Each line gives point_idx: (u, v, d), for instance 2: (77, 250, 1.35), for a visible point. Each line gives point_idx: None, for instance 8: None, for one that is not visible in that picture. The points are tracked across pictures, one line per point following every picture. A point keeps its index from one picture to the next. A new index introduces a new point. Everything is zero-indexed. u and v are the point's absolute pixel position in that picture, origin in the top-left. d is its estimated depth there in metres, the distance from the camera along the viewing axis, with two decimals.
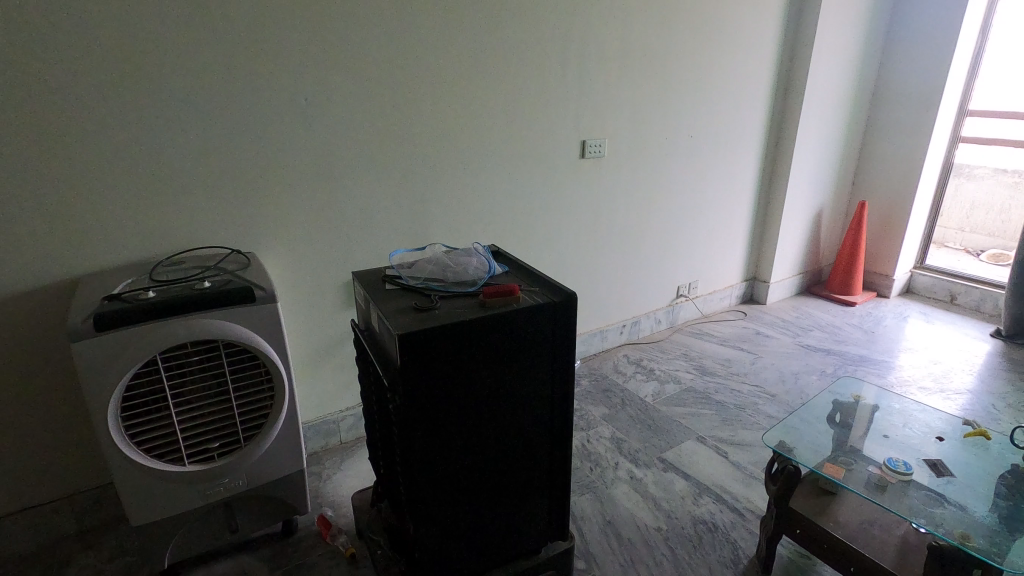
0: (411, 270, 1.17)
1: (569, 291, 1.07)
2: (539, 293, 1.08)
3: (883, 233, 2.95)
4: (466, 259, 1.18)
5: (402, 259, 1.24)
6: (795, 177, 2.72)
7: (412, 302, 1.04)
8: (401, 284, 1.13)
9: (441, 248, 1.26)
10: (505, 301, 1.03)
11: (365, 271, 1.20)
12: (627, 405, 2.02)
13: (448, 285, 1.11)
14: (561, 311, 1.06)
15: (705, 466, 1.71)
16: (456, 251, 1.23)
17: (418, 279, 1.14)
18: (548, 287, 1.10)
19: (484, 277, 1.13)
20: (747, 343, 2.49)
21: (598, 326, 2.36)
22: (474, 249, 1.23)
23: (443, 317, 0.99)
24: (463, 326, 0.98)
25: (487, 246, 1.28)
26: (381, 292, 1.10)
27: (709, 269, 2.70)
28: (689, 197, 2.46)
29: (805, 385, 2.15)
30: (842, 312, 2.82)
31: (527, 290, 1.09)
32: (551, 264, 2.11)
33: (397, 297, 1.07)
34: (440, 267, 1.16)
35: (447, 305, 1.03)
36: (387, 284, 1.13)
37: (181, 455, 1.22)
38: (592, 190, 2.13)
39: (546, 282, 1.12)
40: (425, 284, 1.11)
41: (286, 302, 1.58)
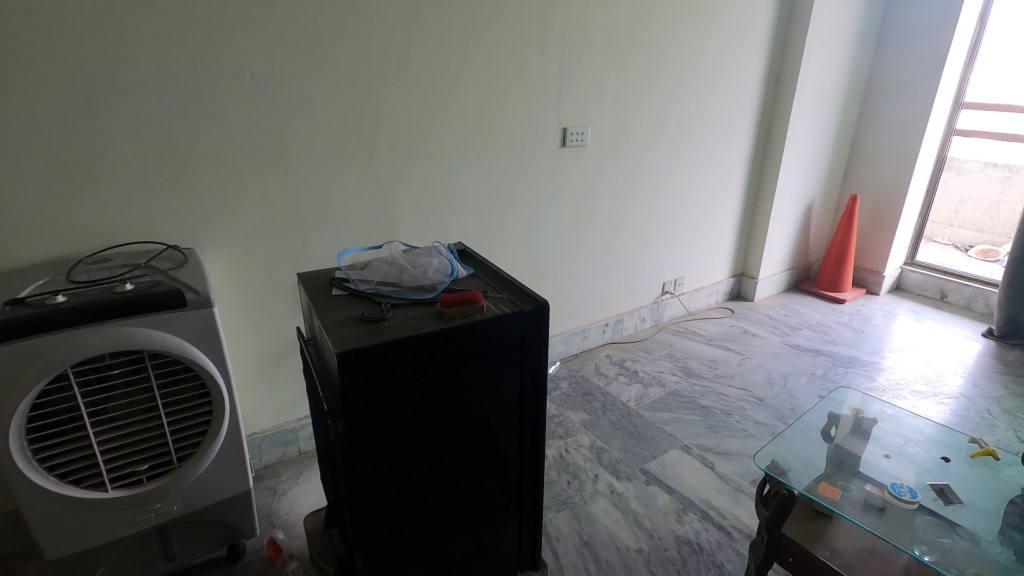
0: (364, 273, 1.03)
1: (540, 298, 0.94)
2: (506, 300, 0.95)
3: (874, 230, 2.86)
4: (427, 260, 1.04)
5: (355, 258, 1.10)
6: (786, 170, 2.61)
7: (359, 312, 0.90)
8: (350, 289, 0.99)
9: (399, 247, 1.12)
10: (467, 310, 0.90)
11: (310, 273, 1.06)
12: (608, 410, 1.91)
13: (403, 291, 0.97)
14: (531, 320, 0.93)
15: (689, 479, 1.60)
16: (416, 251, 1.09)
17: (370, 283, 1.00)
18: (517, 292, 0.97)
19: (445, 282, 1.00)
20: (733, 343, 2.39)
21: (579, 324, 2.25)
22: (436, 248, 1.10)
23: (393, 330, 0.85)
24: (416, 341, 0.84)
25: (452, 245, 1.15)
26: (326, 299, 0.96)
27: (695, 265, 2.59)
28: (676, 189, 2.34)
29: (794, 389, 2.05)
30: (831, 310, 2.73)
31: (493, 297, 0.96)
32: (529, 260, 1.99)
33: (344, 306, 0.93)
34: (397, 269, 1.02)
35: (399, 316, 0.89)
36: (334, 291, 0.99)
37: (103, 480, 1.07)
38: (574, 181, 2.00)
39: (516, 287, 0.99)
40: (377, 289, 0.98)
41: (234, 303, 1.44)
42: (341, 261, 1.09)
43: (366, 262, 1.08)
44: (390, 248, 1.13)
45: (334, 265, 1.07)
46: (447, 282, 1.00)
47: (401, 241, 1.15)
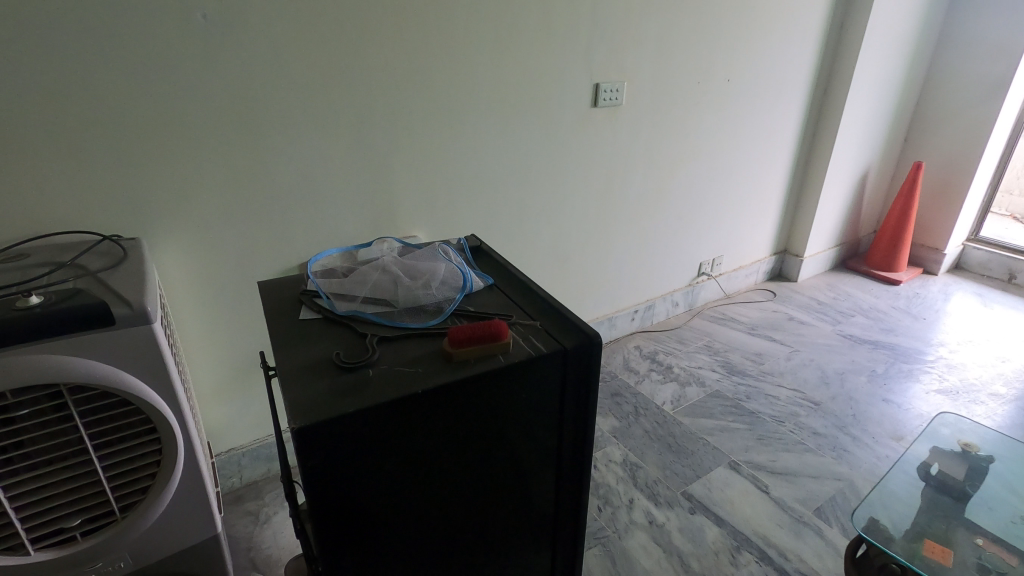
0: (344, 284, 0.76)
1: (587, 328, 0.66)
2: (541, 331, 0.68)
3: (937, 202, 2.54)
4: (431, 268, 0.77)
5: (334, 263, 0.83)
6: (844, 134, 2.27)
7: (333, 354, 0.63)
8: (323, 313, 0.71)
9: (396, 246, 0.85)
10: (486, 351, 0.62)
11: (272, 286, 0.78)
12: (641, 415, 1.67)
13: (397, 317, 0.70)
14: (575, 361, 0.65)
15: (741, 505, 1.36)
16: (416, 254, 0.82)
17: (352, 301, 0.73)
18: (554, 318, 0.70)
19: (455, 303, 0.72)
20: (779, 333, 2.12)
21: (606, 312, 1.99)
22: (442, 251, 0.82)
23: (380, 385, 0.58)
24: (412, 402, 0.57)
25: (465, 246, 0.88)
26: (288, 329, 0.69)
27: (736, 242, 2.30)
28: (720, 157, 2.02)
29: (854, 390, 1.79)
30: (886, 293, 2.43)
31: (521, 325, 0.69)
32: (551, 241, 1.71)
33: (312, 343, 0.66)
34: (390, 281, 0.75)
35: (388, 361, 0.62)
36: (302, 314, 0.72)
37: (23, 541, 0.85)
38: (604, 149, 1.69)
39: (553, 310, 0.71)
40: (361, 313, 0.70)
41: (198, 302, 1.18)
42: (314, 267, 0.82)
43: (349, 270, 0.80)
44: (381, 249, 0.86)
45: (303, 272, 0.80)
46: (457, 302, 0.72)
47: (397, 239, 0.88)
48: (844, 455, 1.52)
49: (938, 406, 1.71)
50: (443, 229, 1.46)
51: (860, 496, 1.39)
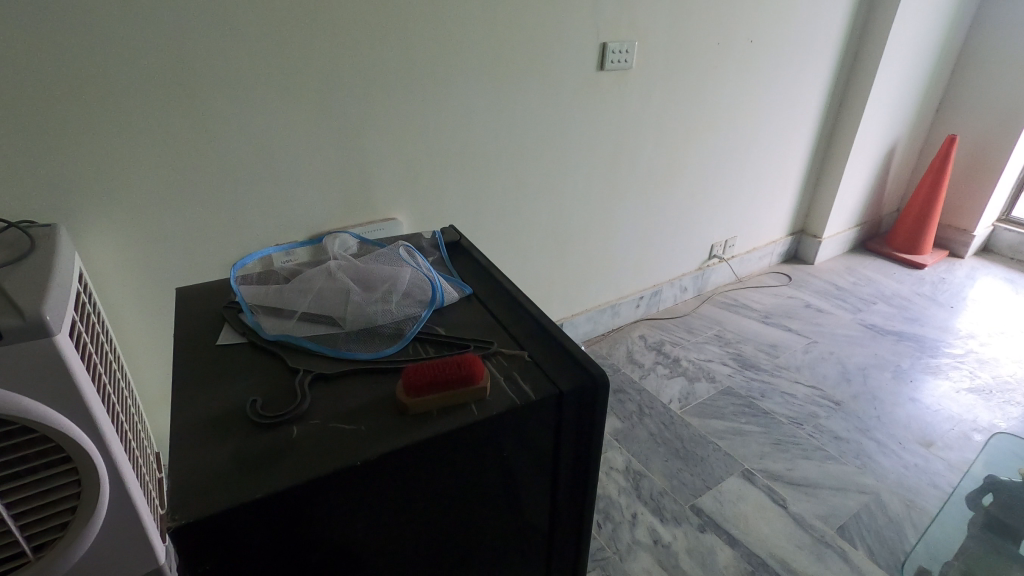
0: (279, 297, 0.60)
1: (588, 365, 0.50)
2: (528, 366, 0.52)
3: (969, 179, 2.34)
4: (390, 276, 0.60)
5: (274, 267, 0.67)
6: (873, 104, 2.06)
7: (249, 401, 0.47)
8: (247, 338, 0.55)
9: (348, 242, 0.69)
10: (456, 397, 0.46)
11: (193, 296, 0.62)
12: (646, 415, 1.53)
13: (341, 344, 0.54)
14: (573, 409, 0.50)
15: (756, 523, 1.23)
16: (374, 257, 0.65)
17: (286, 321, 0.57)
18: (546, 347, 0.54)
19: (417, 326, 0.56)
20: (795, 321, 1.96)
21: (609, 299, 1.83)
22: (407, 252, 0.66)
23: (306, 453, 0.42)
24: (353, 474, 0.42)
25: (437, 242, 0.71)
26: (199, 360, 0.53)
27: (751, 222, 2.12)
28: (738, 128, 1.83)
29: (878, 387, 1.64)
30: (910, 278, 2.27)
31: (501, 356, 0.53)
32: (550, 222, 1.54)
33: (227, 383, 0.50)
34: (337, 293, 0.59)
35: (322, 413, 0.46)
36: (221, 338, 0.56)
37: None
38: (611, 119, 1.50)
39: (545, 335, 0.55)
40: (295, 340, 0.54)
41: (140, 298, 1.02)
42: (247, 272, 0.66)
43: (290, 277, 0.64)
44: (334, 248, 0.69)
45: (231, 279, 0.64)
46: (421, 325, 0.56)
47: (354, 235, 0.71)
48: (869, 464, 1.38)
49: (969, 407, 1.57)
50: (427, 210, 1.29)
51: (887, 512, 1.26)
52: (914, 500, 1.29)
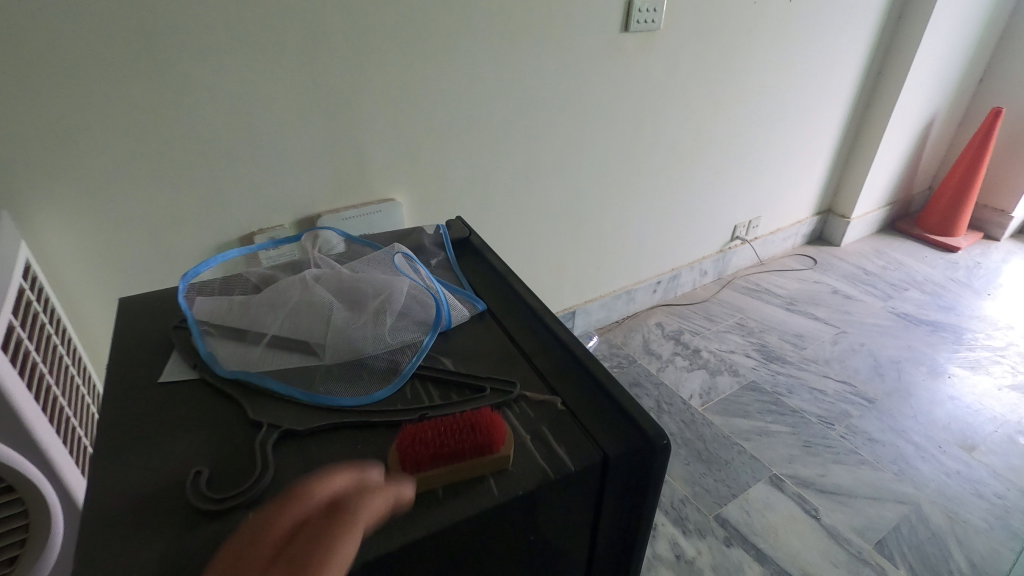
0: (244, 316, 0.49)
1: (646, 427, 0.40)
2: (565, 419, 0.42)
3: (1011, 157, 2.18)
4: (380, 292, 0.50)
5: (240, 271, 0.55)
6: (916, 73, 1.89)
7: (192, 474, 0.38)
8: (200, 374, 0.46)
9: (332, 242, 0.58)
10: (466, 469, 0.38)
11: (138, 319, 0.52)
12: (664, 412, 1.43)
13: (316, 385, 0.44)
14: (621, 479, 0.41)
15: (787, 537, 1.13)
16: (361, 262, 0.54)
17: (250, 351, 0.47)
18: (584, 391, 0.44)
19: (413, 363, 0.46)
20: (822, 309, 1.84)
21: (624, 285, 1.71)
22: (401, 257, 0.54)
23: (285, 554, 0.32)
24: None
25: (440, 240, 0.60)
26: (136, 409, 0.44)
27: (776, 201, 1.98)
28: (770, 99, 1.67)
29: (913, 384, 1.53)
30: (943, 263, 2.13)
31: (527, 401, 0.43)
32: (564, 203, 1.41)
33: (165, 447, 0.41)
34: (314, 315, 0.48)
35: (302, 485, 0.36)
36: (164, 374, 0.46)
37: None
38: (633, 89, 1.34)
39: (582, 373, 0.45)
40: (258, 379, 0.44)
41: (105, 294, 0.89)
42: (208, 279, 0.55)
43: (259, 286, 0.53)
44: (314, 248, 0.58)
45: (186, 289, 0.53)
46: (417, 361, 0.46)
47: (339, 232, 0.59)
48: (907, 471, 1.27)
49: (1013, 406, 1.45)
50: (430, 190, 1.15)
51: (929, 526, 1.16)
52: (957, 511, 1.19)
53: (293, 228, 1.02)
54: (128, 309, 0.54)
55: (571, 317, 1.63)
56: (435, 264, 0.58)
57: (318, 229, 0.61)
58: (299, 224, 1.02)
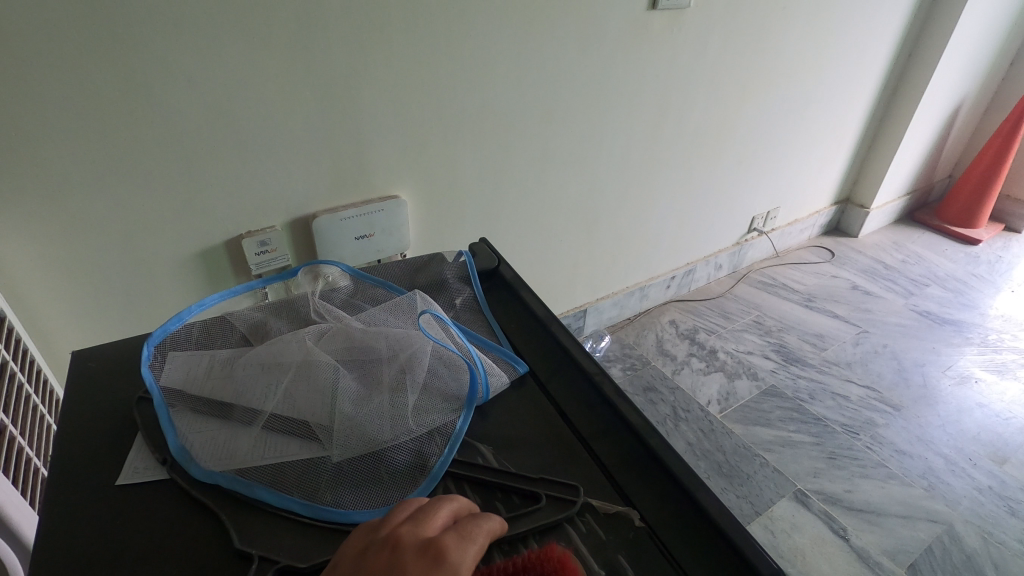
0: (229, 395, 0.46)
1: (755, 560, 0.38)
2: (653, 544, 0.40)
3: None
4: (400, 364, 0.48)
5: (228, 314, 0.54)
6: (949, 57, 1.78)
7: None
8: (174, 477, 0.42)
9: (333, 272, 0.60)
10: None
11: (104, 385, 0.50)
12: (682, 420, 1.35)
13: (322, 494, 0.41)
14: None
15: (815, 561, 1.06)
16: (377, 312, 0.54)
17: (237, 443, 0.43)
18: (667, 501, 0.43)
19: (446, 458, 0.44)
20: (841, 306, 1.77)
21: (638, 281, 1.63)
22: (426, 300, 0.55)
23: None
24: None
25: (446, 273, 0.62)
26: (106, 522, 0.39)
27: (796, 191, 1.88)
28: (799, 83, 1.55)
29: (940, 389, 1.46)
30: (964, 257, 2.05)
31: (593, 514, 0.42)
32: (580, 197, 1.30)
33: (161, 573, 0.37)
34: (316, 394, 0.45)
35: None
36: (124, 475, 0.42)
37: None
38: (658, 73, 1.23)
39: (664, 476, 0.44)
40: (249, 489, 0.41)
41: (74, 307, 0.79)
42: (183, 331, 0.52)
43: (248, 336, 0.52)
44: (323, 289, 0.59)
45: (153, 352, 0.49)
46: (450, 454, 0.44)
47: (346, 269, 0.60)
48: (937, 486, 1.21)
49: None
50: (438, 186, 1.05)
51: (963, 548, 1.10)
52: (992, 531, 1.13)
53: (285, 229, 0.91)
54: (82, 371, 0.52)
55: (583, 316, 1.55)
56: (460, 302, 0.61)
57: (319, 259, 0.61)
58: (292, 225, 0.91)
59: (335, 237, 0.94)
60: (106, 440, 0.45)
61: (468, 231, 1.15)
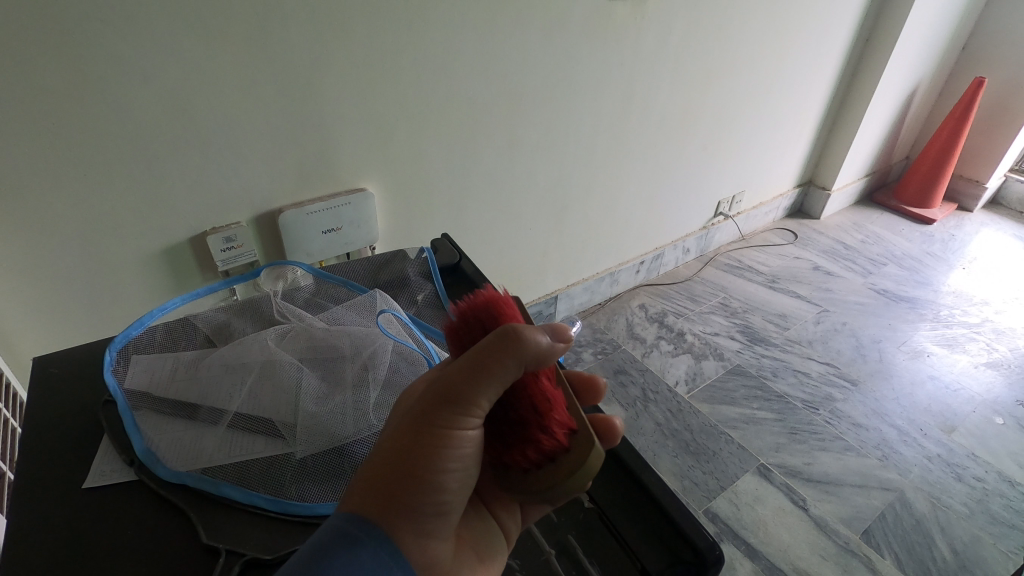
0: (193, 396, 0.47)
1: (692, 535, 0.45)
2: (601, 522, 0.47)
3: (991, 126, 2.17)
4: (361, 360, 0.50)
5: (191, 316, 0.54)
6: (904, 42, 1.83)
7: None
8: (142, 478, 0.43)
9: (301, 275, 0.62)
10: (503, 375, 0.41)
11: (68, 392, 0.50)
12: (651, 401, 1.40)
13: (287, 488, 0.43)
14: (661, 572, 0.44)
15: (775, 530, 1.12)
16: (340, 311, 0.55)
17: (203, 444, 0.44)
18: (614, 484, 0.49)
19: None
20: (803, 287, 1.83)
21: (608, 266, 1.66)
22: (386, 299, 0.57)
23: (391, 524, 0.39)
24: (377, 552, 0.37)
25: (409, 272, 0.64)
26: (76, 525, 0.40)
27: (760, 175, 1.93)
28: (762, 70, 1.59)
29: (893, 363, 1.53)
30: (919, 236, 2.14)
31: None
32: (550, 186, 1.32)
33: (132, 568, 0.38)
34: (280, 391, 0.47)
35: (504, 509, 0.49)
36: (92, 478, 0.43)
37: None
38: (622, 61, 1.24)
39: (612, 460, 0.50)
40: (216, 487, 0.42)
41: (35, 308, 0.77)
42: (147, 335, 0.52)
43: (211, 337, 0.53)
44: (286, 289, 0.60)
45: (116, 357, 0.50)
46: None
47: (308, 269, 0.61)
48: (891, 456, 1.28)
49: (989, 384, 1.47)
50: (405, 177, 1.05)
51: (912, 513, 1.16)
52: (939, 496, 1.19)
53: (250, 224, 0.90)
54: (44, 378, 0.52)
55: (554, 302, 1.58)
56: (422, 298, 0.62)
57: (282, 261, 0.63)
58: (257, 220, 0.91)
59: (303, 232, 0.94)
60: (71, 447, 0.46)
61: (437, 222, 1.16)
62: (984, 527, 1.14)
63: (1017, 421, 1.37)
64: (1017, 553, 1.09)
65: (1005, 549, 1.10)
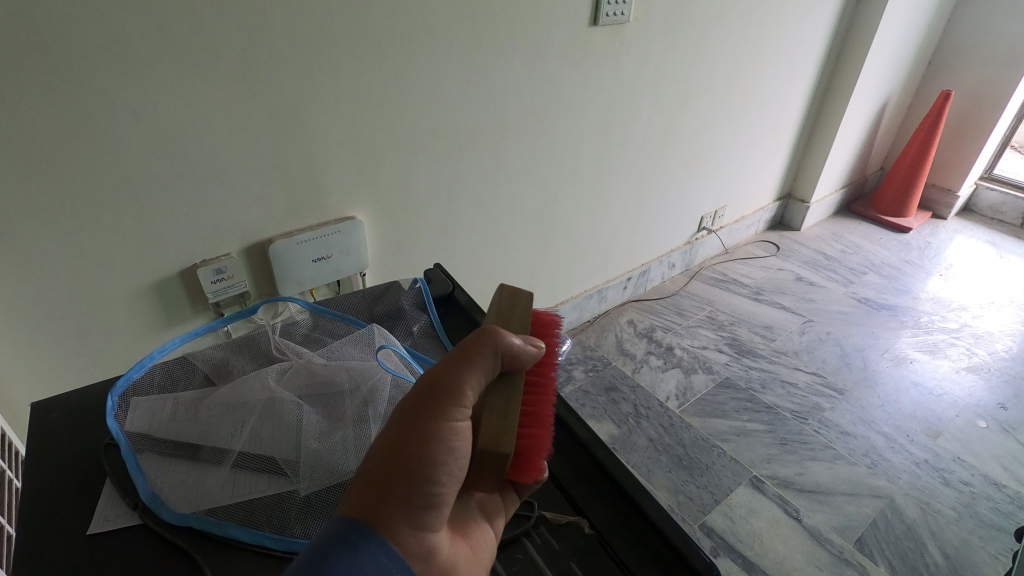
0: (195, 436, 0.47)
1: (687, 555, 0.46)
2: (597, 547, 0.48)
3: (959, 137, 2.25)
4: (361, 396, 0.51)
5: (190, 356, 0.55)
6: (873, 58, 1.89)
7: None
8: (148, 522, 0.43)
9: (296, 309, 0.62)
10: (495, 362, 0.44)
11: (66, 437, 0.50)
12: (643, 416, 1.41)
13: (293, 528, 0.43)
14: None
15: (771, 542, 1.13)
16: (338, 345, 0.56)
17: (207, 485, 0.45)
18: (612, 507, 0.51)
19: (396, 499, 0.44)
20: (787, 298, 1.87)
21: (596, 283, 1.68)
22: (384, 333, 0.58)
23: (385, 519, 0.36)
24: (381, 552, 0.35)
25: (402, 303, 0.65)
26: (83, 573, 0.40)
27: (740, 191, 1.97)
28: (737, 89, 1.63)
29: (876, 370, 1.57)
30: (897, 244, 2.19)
31: (547, 526, 0.50)
32: (537, 209, 1.35)
33: None
34: (282, 430, 0.47)
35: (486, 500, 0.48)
36: (96, 524, 0.43)
37: None
38: (602, 84, 1.27)
39: (608, 485, 0.52)
40: (221, 529, 0.42)
41: (25, 349, 0.77)
42: (147, 377, 0.52)
43: (210, 377, 0.53)
44: (283, 324, 0.60)
45: (117, 402, 0.50)
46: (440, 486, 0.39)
47: (304, 304, 0.62)
48: (879, 463, 1.30)
49: (970, 388, 1.51)
50: (393, 204, 1.06)
51: (903, 519, 1.18)
52: (928, 501, 1.22)
53: (241, 256, 0.91)
54: (44, 423, 0.52)
55: None
56: (417, 329, 0.63)
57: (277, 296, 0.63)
58: (247, 251, 0.91)
59: (293, 261, 0.95)
60: (73, 493, 0.46)
61: (427, 248, 1.17)
62: (973, 531, 1.16)
63: (999, 423, 1.41)
64: (1006, 555, 1.11)
65: (994, 552, 1.12)
